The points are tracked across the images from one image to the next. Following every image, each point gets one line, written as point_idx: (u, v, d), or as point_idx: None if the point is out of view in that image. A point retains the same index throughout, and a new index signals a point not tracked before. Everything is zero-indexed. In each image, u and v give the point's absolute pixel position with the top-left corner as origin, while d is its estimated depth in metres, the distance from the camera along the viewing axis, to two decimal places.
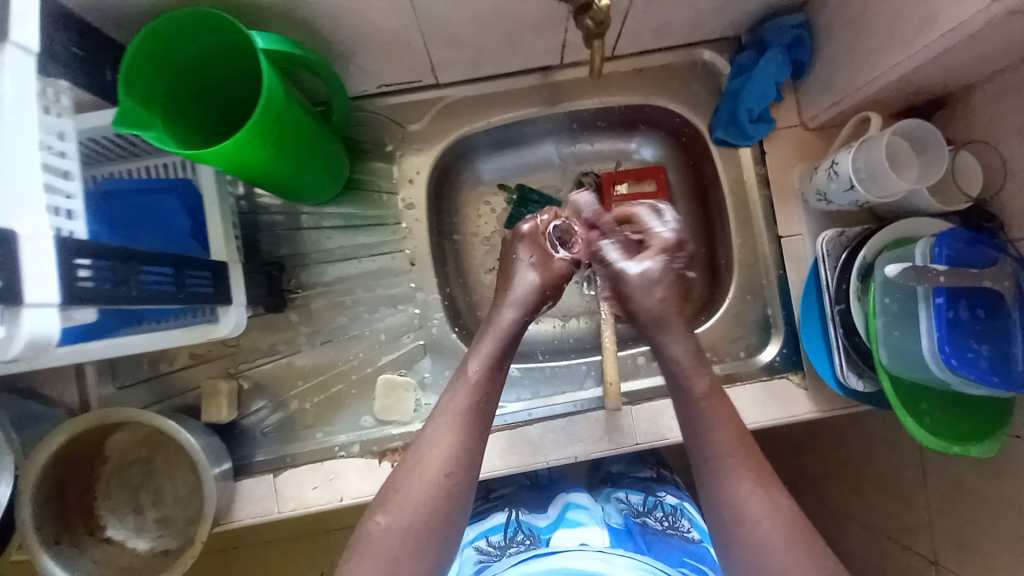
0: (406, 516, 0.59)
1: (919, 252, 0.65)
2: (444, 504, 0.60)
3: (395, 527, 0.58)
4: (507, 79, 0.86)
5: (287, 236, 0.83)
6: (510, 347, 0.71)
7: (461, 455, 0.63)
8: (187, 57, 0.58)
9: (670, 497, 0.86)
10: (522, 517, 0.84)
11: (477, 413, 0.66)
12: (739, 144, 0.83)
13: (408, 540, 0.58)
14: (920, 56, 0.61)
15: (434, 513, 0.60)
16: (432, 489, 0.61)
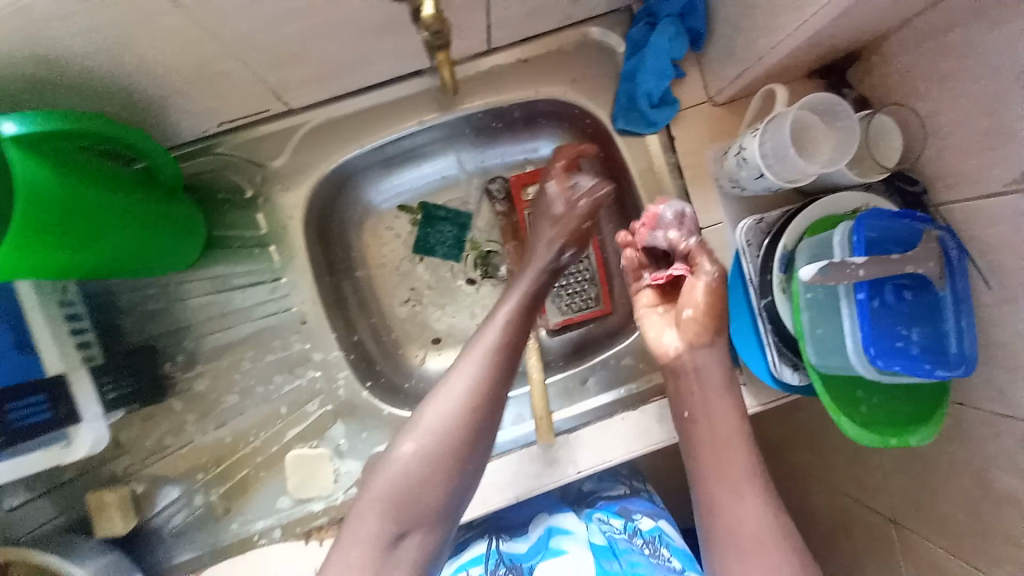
0: (434, 443, 0.53)
1: (839, 241, 0.60)
2: (471, 436, 0.54)
3: (414, 460, 0.52)
4: (376, 92, 0.73)
5: (152, 314, 0.72)
6: (540, 297, 0.65)
7: (483, 385, 0.56)
8: None
9: (647, 520, 0.80)
10: (503, 547, 0.77)
11: (503, 348, 0.58)
12: (643, 131, 0.74)
13: (429, 472, 0.52)
14: (816, 21, 0.52)
15: (457, 446, 0.53)
16: (452, 419, 0.54)
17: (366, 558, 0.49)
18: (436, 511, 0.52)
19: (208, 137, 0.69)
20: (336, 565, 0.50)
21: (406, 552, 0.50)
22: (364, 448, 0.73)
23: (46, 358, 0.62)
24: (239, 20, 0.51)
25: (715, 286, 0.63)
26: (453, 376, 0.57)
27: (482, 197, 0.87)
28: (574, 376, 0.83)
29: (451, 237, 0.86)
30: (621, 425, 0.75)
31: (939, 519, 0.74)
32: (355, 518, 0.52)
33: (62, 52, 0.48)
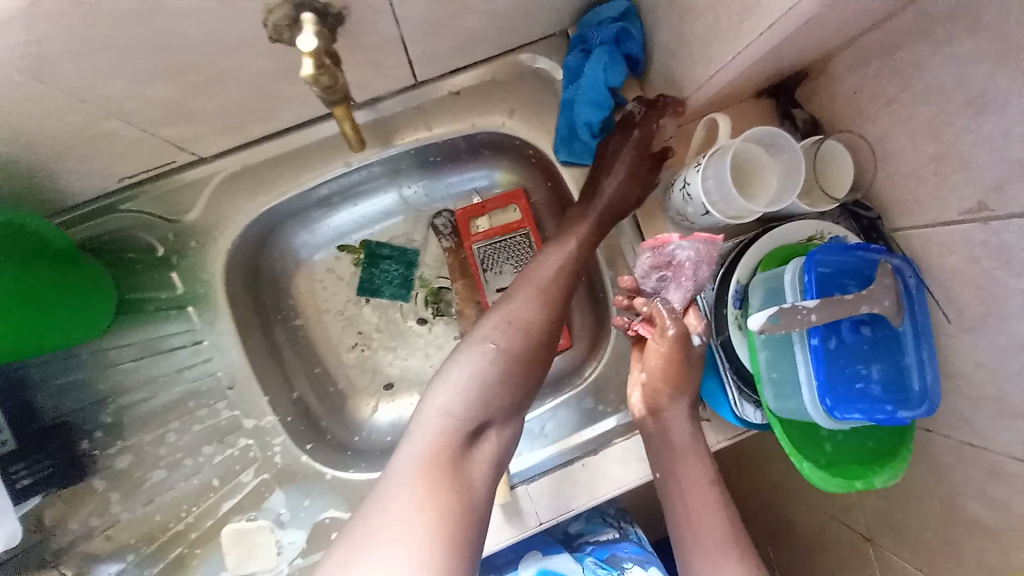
0: (520, 340, 0.57)
1: (790, 280, 0.56)
2: (544, 346, 0.59)
3: (494, 356, 0.56)
4: (297, 133, 0.67)
5: (64, 388, 0.66)
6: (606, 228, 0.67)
7: (554, 297, 0.61)
8: None
9: (635, 569, 0.77)
10: None
11: (560, 271, 0.63)
12: (587, 163, 0.70)
13: (509, 365, 0.56)
14: (748, 52, 0.49)
15: (529, 348, 0.58)
16: (526, 325, 0.58)
17: (441, 439, 0.51)
18: (510, 410, 0.55)
19: (110, 194, 0.63)
20: (414, 442, 0.51)
21: (484, 446, 0.53)
22: (308, 515, 0.67)
23: None
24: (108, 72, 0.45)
25: (671, 352, 0.60)
26: (525, 292, 0.61)
27: (429, 233, 0.83)
28: (535, 419, 0.79)
29: (398, 274, 0.81)
30: (580, 471, 0.71)
31: (898, 555, 0.71)
32: (440, 391, 0.54)
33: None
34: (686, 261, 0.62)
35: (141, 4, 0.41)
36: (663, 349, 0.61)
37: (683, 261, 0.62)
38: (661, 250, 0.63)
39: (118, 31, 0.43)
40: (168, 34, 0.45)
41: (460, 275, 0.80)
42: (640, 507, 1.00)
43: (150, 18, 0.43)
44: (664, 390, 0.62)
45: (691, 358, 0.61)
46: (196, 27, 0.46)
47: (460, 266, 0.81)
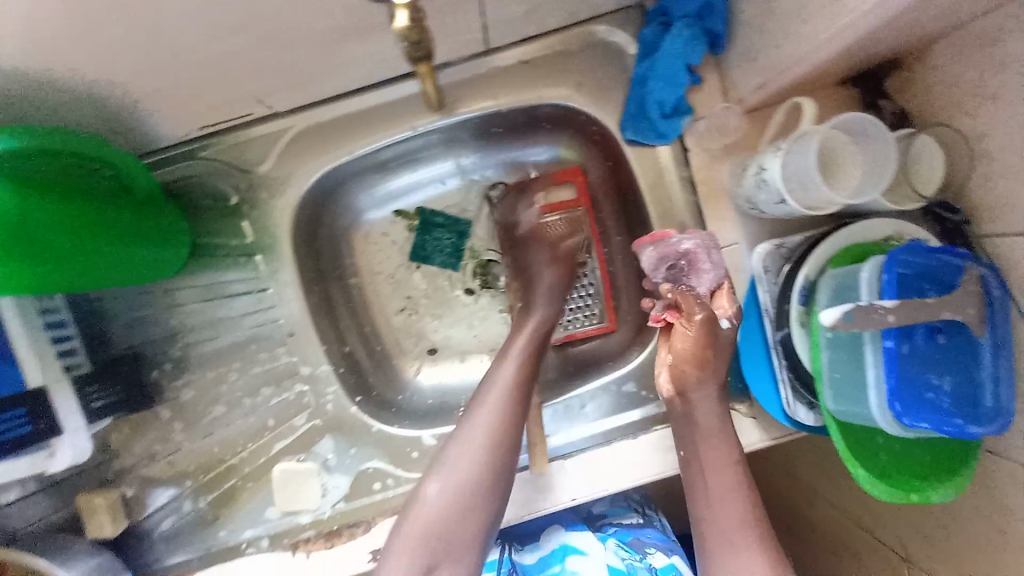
0: (464, 472, 0.60)
1: (867, 279, 0.54)
2: (502, 471, 0.61)
3: (450, 502, 0.59)
4: (367, 93, 0.68)
5: (137, 322, 0.70)
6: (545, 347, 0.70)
7: (512, 398, 0.64)
8: None
9: (659, 556, 0.78)
10: (517, 555, 0.81)
11: (509, 394, 0.64)
12: (653, 143, 0.68)
13: (499, 430, 0.62)
14: (849, 29, 0.45)
15: (516, 414, 0.63)
16: (463, 488, 0.59)
17: None
18: (460, 547, 0.58)
19: (190, 141, 0.66)
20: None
21: None
22: (353, 463, 0.72)
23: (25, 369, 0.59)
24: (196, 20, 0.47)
25: (698, 332, 0.64)
26: (516, 355, 0.68)
27: (483, 205, 0.83)
28: (573, 399, 0.78)
29: (451, 244, 0.82)
30: (616, 453, 0.71)
31: None
32: (399, 540, 0.58)
33: (12, 63, 0.45)
34: (699, 253, 0.65)
35: None
36: (693, 331, 0.65)
37: (695, 253, 0.66)
38: (668, 247, 0.67)
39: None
40: None
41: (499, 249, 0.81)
42: (667, 496, 1.00)
43: None
44: (691, 372, 0.66)
45: (720, 342, 0.65)
46: None
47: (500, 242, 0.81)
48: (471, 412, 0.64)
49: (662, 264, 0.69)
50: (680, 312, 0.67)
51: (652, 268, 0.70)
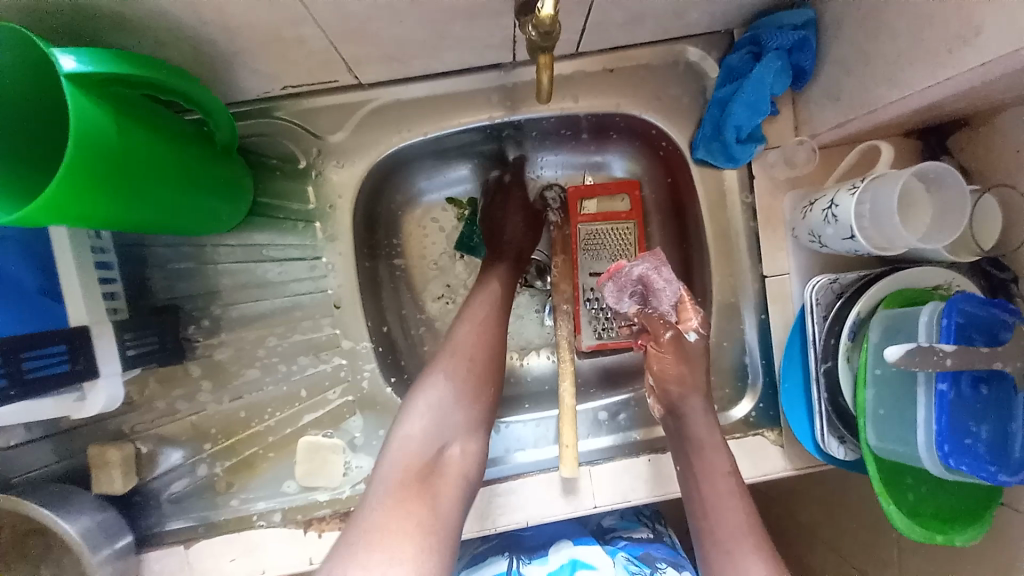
0: (462, 365, 0.62)
1: (924, 322, 0.56)
2: (493, 356, 0.65)
3: (452, 382, 0.61)
4: (452, 78, 0.69)
5: (181, 273, 0.69)
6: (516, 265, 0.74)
7: (497, 302, 0.69)
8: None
9: (670, 569, 0.73)
10: (524, 568, 0.74)
11: (493, 304, 0.68)
12: (722, 165, 0.70)
13: (490, 324, 0.67)
14: (950, 83, 0.48)
15: (499, 319, 0.68)
16: (471, 373, 0.62)
17: (411, 462, 0.55)
18: (467, 427, 0.60)
19: (269, 99, 0.66)
20: (394, 458, 0.56)
21: (449, 463, 0.57)
22: (379, 445, 0.71)
23: (72, 307, 0.56)
24: None
25: (670, 350, 0.67)
26: (497, 277, 0.72)
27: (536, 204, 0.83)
28: (605, 409, 0.78)
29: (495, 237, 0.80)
30: (646, 466, 0.72)
31: None
32: (408, 415, 0.59)
33: None
34: (653, 278, 0.72)
35: None
36: (669, 352, 0.67)
37: (648, 277, 0.72)
38: (623, 277, 0.74)
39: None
40: None
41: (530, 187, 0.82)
42: (671, 516, 1.01)
43: None
44: (675, 389, 0.66)
45: (692, 354, 0.68)
46: None
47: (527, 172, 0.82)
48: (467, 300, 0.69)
49: (625, 293, 0.74)
50: (650, 335, 0.70)
51: (615, 302, 0.74)
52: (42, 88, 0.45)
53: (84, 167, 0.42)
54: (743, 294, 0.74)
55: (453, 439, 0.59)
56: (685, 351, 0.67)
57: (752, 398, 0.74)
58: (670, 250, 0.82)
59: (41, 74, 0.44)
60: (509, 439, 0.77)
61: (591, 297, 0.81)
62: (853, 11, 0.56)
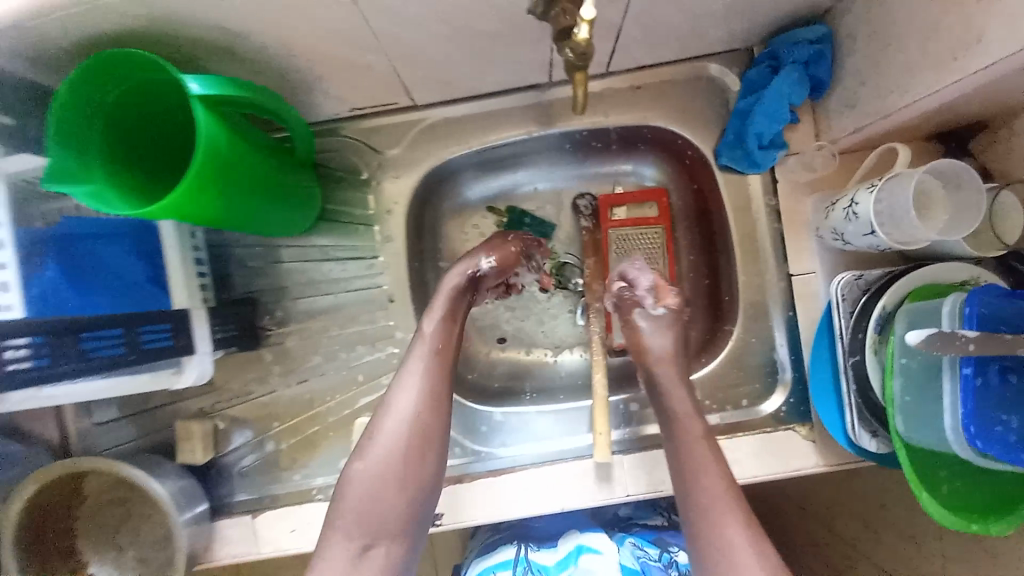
0: (382, 458, 0.59)
1: (948, 311, 0.58)
2: (423, 437, 0.61)
3: (372, 477, 0.58)
4: (492, 98, 0.78)
5: (256, 270, 0.78)
6: (453, 324, 0.67)
7: (430, 375, 0.63)
8: (116, 95, 0.51)
9: (682, 555, 0.80)
10: (532, 555, 0.79)
11: (424, 377, 0.63)
12: (745, 170, 0.75)
13: (429, 402, 0.62)
14: (959, 85, 0.52)
15: (439, 386, 0.63)
16: (396, 461, 0.59)
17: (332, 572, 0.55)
18: (395, 525, 0.58)
19: (337, 120, 0.77)
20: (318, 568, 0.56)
21: (373, 560, 0.56)
22: None
23: (175, 292, 0.66)
24: (395, 24, 0.56)
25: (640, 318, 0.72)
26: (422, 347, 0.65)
27: (569, 211, 0.90)
28: (636, 401, 0.82)
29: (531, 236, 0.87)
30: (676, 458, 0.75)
31: None
32: (335, 515, 0.58)
33: (245, 42, 0.54)
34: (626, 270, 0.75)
35: None
36: (642, 321, 0.72)
37: (624, 271, 0.76)
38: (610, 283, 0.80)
39: (417, 3, 0.53)
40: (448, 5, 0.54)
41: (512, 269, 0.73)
42: None
43: None
44: (647, 352, 0.71)
45: (666, 322, 0.72)
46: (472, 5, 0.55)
47: (506, 260, 0.72)
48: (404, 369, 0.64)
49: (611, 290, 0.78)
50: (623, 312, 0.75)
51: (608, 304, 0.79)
52: (166, 106, 0.55)
53: (205, 171, 0.52)
54: (770, 292, 0.77)
55: (378, 538, 0.57)
56: (660, 318, 0.72)
57: (782, 393, 0.76)
58: (697, 253, 0.86)
59: (165, 96, 0.53)
60: (543, 431, 0.81)
61: None
62: (865, 25, 0.61)
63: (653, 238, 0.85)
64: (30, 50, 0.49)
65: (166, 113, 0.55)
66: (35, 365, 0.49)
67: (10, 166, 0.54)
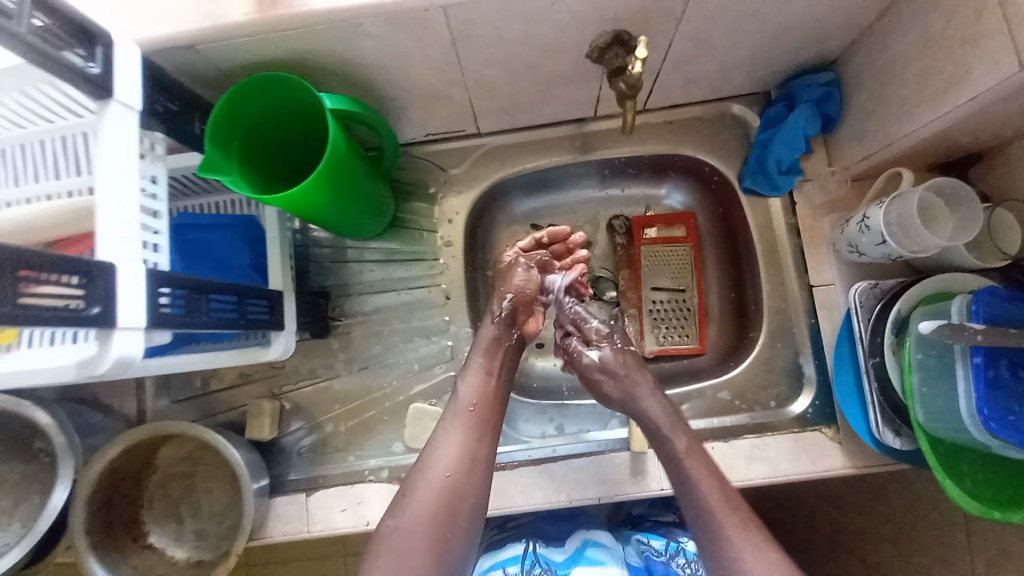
0: (414, 514, 0.62)
1: (956, 308, 0.64)
2: (459, 491, 0.65)
3: (403, 535, 0.61)
4: (542, 128, 0.91)
5: (329, 268, 0.89)
6: (491, 381, 0.74)
7: (467, 431, 0.69)
8: (255, 109, 0.63)
9: (691, 543, 0.86)
10: (539, 550, 0.85)
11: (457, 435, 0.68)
12: (767, 194, 0.85)
13: (462, 463, 0.66)
14: (950, 115, 0.62)
15: (477, 441, 0.69)
16: (428, 518, 0.62)
17: None
18: None
19: (411, 142, 0.90)
20: None
21: None
22: None
23: (273, 275, 0.75)
24: (480, 60, 0.69)
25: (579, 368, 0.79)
26: (458, 406, 0.71)
27: (604, 230, 0.99)
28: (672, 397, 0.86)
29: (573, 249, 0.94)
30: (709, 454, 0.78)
31: None
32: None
33: (359, 72, 0.68)
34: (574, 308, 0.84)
35: (523, 30, 0.64)
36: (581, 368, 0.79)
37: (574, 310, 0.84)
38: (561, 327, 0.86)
39: (501, 45, 0.66)
40: (524, 48, 0.68)
41: (523, 314, 0.80)
42: None
43: (522, 36, 0.66)
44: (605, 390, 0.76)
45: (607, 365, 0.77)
46: (543, 48, 0.68)
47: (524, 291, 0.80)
48: (442, 428, 0.70)
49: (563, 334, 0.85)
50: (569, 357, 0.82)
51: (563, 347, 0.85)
52: (288, 118, 0.66)
53: (326, 172, 0.64)
54: (793, 302, 0.84)
55: None
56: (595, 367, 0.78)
57: (808, 395, 0.81)
58: (723, 269, 0.95)
59: (292, 110, 0.65)
60: (575, 428, 0.87)
61: (652, 307, 0.94)
62: (868, 70, 0.72)
63: (680, 252, 0.95)
64: (192, 71, 0.61)
65: (287, 123, 0.67)
66: (177, 312, 0.55)
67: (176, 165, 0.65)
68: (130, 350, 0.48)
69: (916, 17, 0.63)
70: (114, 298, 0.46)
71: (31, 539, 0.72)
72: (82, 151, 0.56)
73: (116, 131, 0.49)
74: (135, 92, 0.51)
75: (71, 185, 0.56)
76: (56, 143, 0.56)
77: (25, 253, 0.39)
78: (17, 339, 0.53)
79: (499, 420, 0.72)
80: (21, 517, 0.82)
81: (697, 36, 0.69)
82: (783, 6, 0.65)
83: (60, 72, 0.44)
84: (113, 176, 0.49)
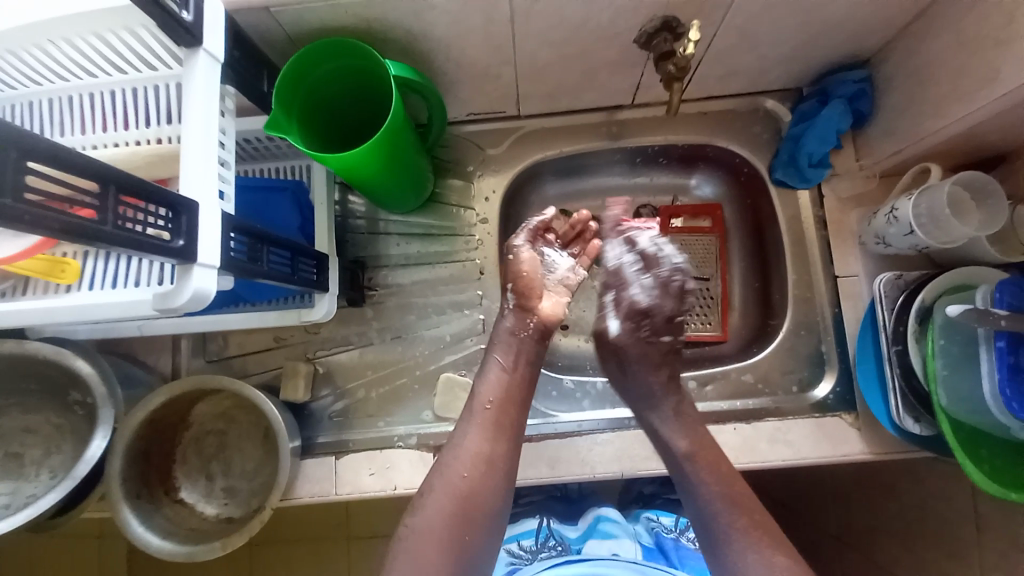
0: (435, 515, 0.62)
1: (981, 296, 0.66)
2: (480, 489, 0.64)
3: (423, 532, 0.61)
4: (579, 113, 0.93)
5: (363, 240, 0.92)
6: (516, 379, 0.73)
7: (486, 431, 0.68)
8: (317, 74, 0.66)
9: None
10: (553, 525, 0.88)
11: (478, 434, 0.68)
12: (796, 185, 0.88)
13: (479, 464, 0.66)
14: (982, 111, 0.65)
15: (498, 440, 0.68)
16: (448, 516, 0.62)
17: None
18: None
19: (453, 121, 0.93)
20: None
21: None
22: None
23: (319, 238, 0.77)
24: (533, 41, 0.72)
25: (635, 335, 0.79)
26: (477, 404, 0.71)
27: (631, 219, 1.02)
28: (694, 378, 0.88)
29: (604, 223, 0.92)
30: (732, 434, 0.81)
31: None
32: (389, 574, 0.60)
33: (418, 45, 0.71)
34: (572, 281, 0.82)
35: (579, 14, 0.67)
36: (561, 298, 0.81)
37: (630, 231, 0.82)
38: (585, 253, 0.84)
39: (555, 28, 0.69)
40: (577, 32, 0.71)
41: (536, 296, 0.78)
42: None
43: (575, 21, 0.69)
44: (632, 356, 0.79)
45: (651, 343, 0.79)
46: (594, 33, 0.71)
47: (532, 276, 0.77)
48: (460, 429, 0.69)
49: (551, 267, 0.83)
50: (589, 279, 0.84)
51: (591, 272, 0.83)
52: (346, 81, 0.69)
53: (387, 136, 0.66)
54: (818, 291, 0.87)
55: None
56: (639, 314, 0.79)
57: (830, 381, 0.84)
58: (747, 259, 0.98)
59: (352, 75, 0.68)
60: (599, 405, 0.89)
61: None
62: (903, 70, 0.75)
63: (702, 239, 0.98)
64: (266, 30, 0.64)
65: (343, 85, 0.69)
66: (241, 257, 0.57)
67: (244, 126, 0.72)
68: (206, 284, 0.50)
69: (947, 20, 0.66)
70: (196, 235, 0.48)
71: (71, 483, 0.70)
72: (158, 102, 0.60)
73: (205, 80, 0.52)
74: (219, 43, 0.54)
75: (143, 135, 0.60)
76: (129, 93, 0.60)
77: (128, 180, 0.41)
78: (78, 281, 0.59)
79: (522, 418, 0.72)
80: (51, 466, 0.81)
81: (742, 29, 0.72)
82: (827, 4, 0.68)
83: (159, 16, 0.47)
84: (199, 123, 0.51)
